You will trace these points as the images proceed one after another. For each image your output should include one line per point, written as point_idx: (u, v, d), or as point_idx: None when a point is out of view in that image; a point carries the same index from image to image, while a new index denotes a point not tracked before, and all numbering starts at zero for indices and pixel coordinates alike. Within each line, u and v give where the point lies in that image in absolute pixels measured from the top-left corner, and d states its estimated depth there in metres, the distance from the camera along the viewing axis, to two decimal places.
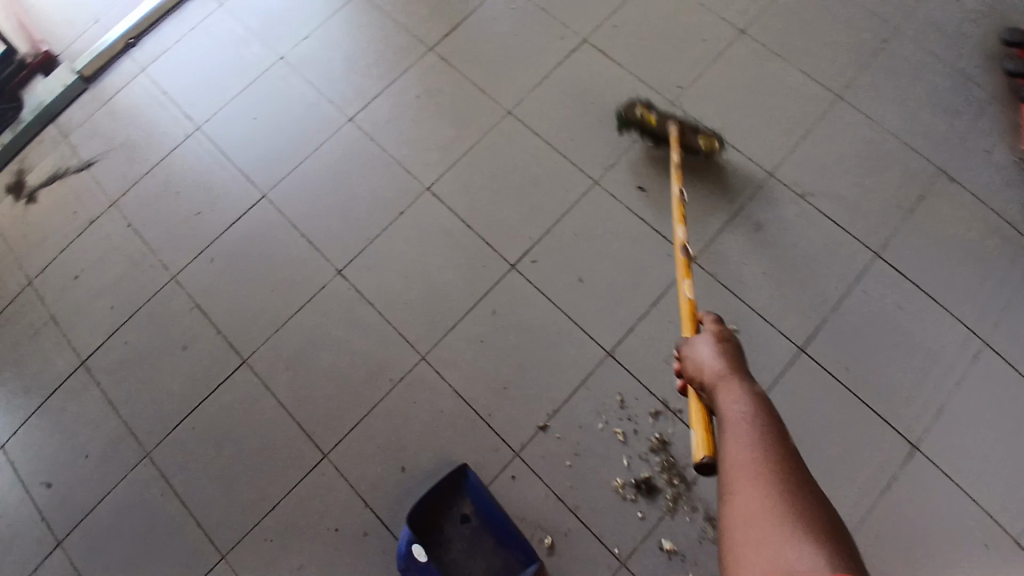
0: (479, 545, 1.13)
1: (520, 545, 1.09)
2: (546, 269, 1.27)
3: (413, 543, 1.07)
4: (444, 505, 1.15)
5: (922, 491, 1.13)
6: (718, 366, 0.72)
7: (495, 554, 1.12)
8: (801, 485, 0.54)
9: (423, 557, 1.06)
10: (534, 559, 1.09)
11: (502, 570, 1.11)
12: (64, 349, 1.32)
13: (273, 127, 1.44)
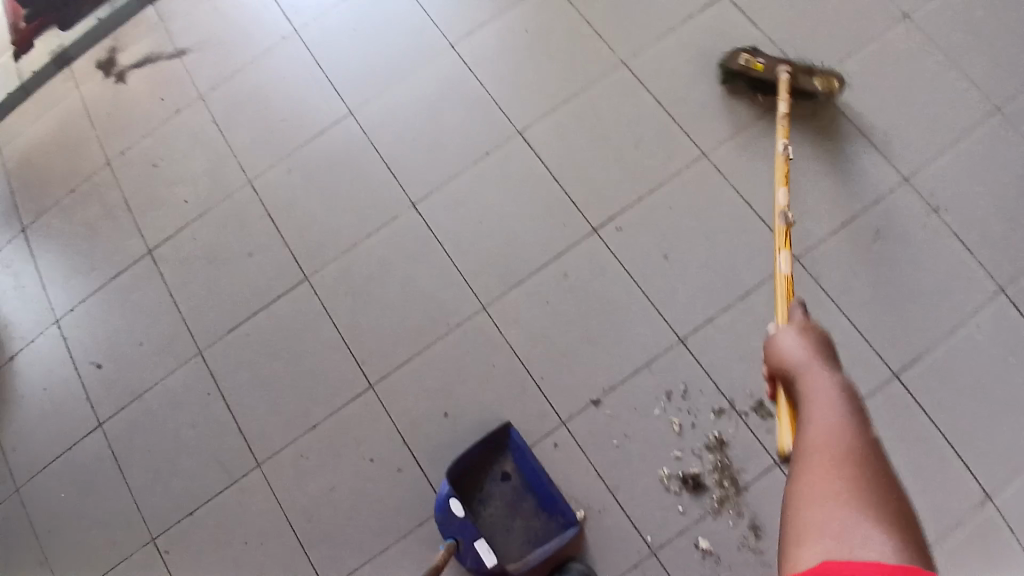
0: (518, 507, 1.10)
1: (561, 506, 1.07)
2: (630, 240, 1.18)
3: (452, 496, 1.04)
4: (487, 460, 1.12)
5: (998, 554, 1.03)
6: (803, 353, 0.61)
7: (534, 517, 1.09)
8: (886, 488, 0.47)
9: (462, 513, 1.04)
10: (574, 522, 1.06)
11: (536, 535, 1.08)
12: (135, 234, 1.33)
13: (372, 42, 1.37)
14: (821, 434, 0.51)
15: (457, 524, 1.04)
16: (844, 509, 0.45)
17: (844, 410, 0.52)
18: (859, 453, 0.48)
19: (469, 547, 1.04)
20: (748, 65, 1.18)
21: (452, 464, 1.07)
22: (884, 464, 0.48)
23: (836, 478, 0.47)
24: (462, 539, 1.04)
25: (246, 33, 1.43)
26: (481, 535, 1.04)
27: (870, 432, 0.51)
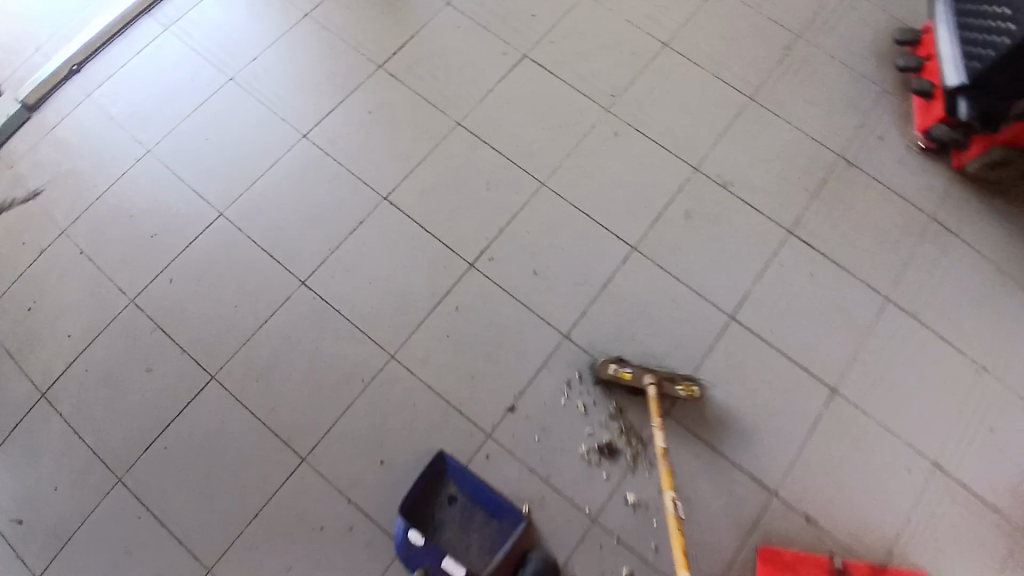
0: (472, 520, 1.20)
1: (507, 507, 1.18)
2: (503, 265, 1.37)
3: (408, 529, 1.12)
4: (432, 490, 1.21)
5: (847, 429, 1.30)
6: None
7: (487, 525, 1.20)
8: None
9: (422, 540, 1.12)
10: (521, 517, 1.17)
11: (494, 539, 1.18)
12: (24, 380, 1.32)
13: (228, 146, 1.48)
14: None
15: (421, 551, 1.12)
16: None
17: None
18: None
19: (438, 568, 1.12)
20: (618, 374, 1.23)
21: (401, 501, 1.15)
22: None
23: None
24: (430, 565, 1.12)
25: (98, 163, 1.48)
26: (445, 553, 1.12)
27: None
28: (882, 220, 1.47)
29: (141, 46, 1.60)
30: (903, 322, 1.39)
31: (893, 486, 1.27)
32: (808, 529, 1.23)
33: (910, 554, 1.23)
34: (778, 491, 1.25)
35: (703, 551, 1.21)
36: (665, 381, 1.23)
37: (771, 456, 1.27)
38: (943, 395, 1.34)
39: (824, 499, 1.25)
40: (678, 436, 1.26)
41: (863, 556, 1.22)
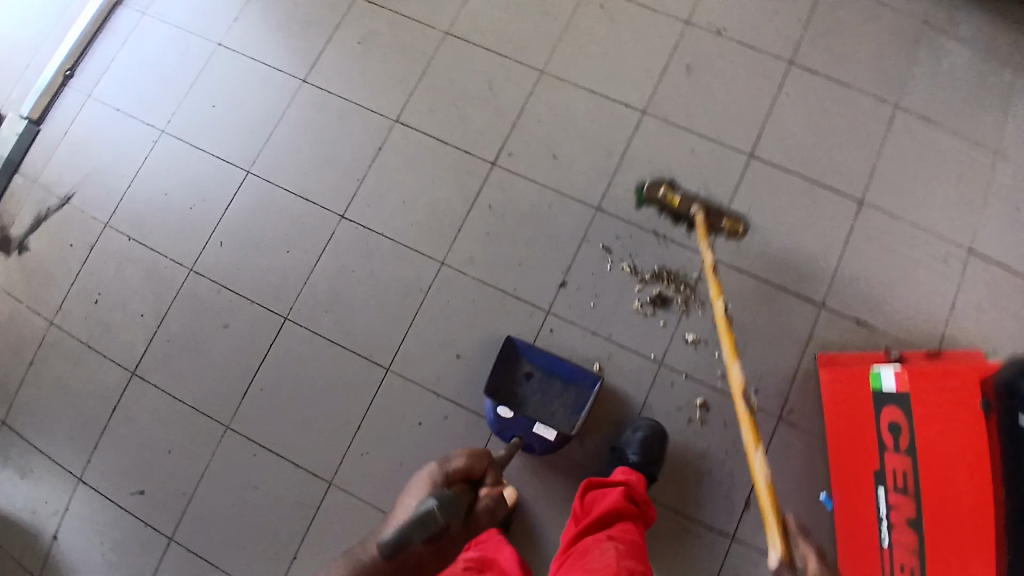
0: (551, 389, 1.30)
1: (581, 372, 1.27)
2: (523, 158, 1.41)
3: (497, 407, 1.21)
4: (510, 371, 1.30)
5: (880, 234, 1.37)
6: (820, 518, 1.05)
7: (566, 391, 1.29)
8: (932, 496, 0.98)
9: (511, 414, 1.21)
10: (596, 378, 1.26)
11: (576, 401, 1.29)
12: (111, 366, 1.40)
13: (235, 109, 1.52)
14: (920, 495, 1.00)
15: (512, 422, 1.22)
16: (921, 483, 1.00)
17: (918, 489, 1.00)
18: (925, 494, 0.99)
19: (531, 434, 1.22)
20: (669, 198, 1.30)
21: (485, 384, 1.24)
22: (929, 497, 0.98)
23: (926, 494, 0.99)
24: (523, 432, 1.22)
25: (119, 155, 1.53)
26: (535, 420, 1.21)
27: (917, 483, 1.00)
28: (879, 30, 1.48)
29: (124, 36, 1.62)
30: (917, 124, 1.42)
31: (933, 276, 1.34)
32: (859, 330, 1.31)
33: (957, 333, 1.31)
34: (826, 303, 1.33)
35: (766, 371, 1.30)
36: (710, 211, 1.28)
37: (813, 274, 1.34)
38: (966, 184, 1.39)
39: (870, 301, 1.33)
40: (722, 274, 1.35)
41: (915, 343, 1.31)
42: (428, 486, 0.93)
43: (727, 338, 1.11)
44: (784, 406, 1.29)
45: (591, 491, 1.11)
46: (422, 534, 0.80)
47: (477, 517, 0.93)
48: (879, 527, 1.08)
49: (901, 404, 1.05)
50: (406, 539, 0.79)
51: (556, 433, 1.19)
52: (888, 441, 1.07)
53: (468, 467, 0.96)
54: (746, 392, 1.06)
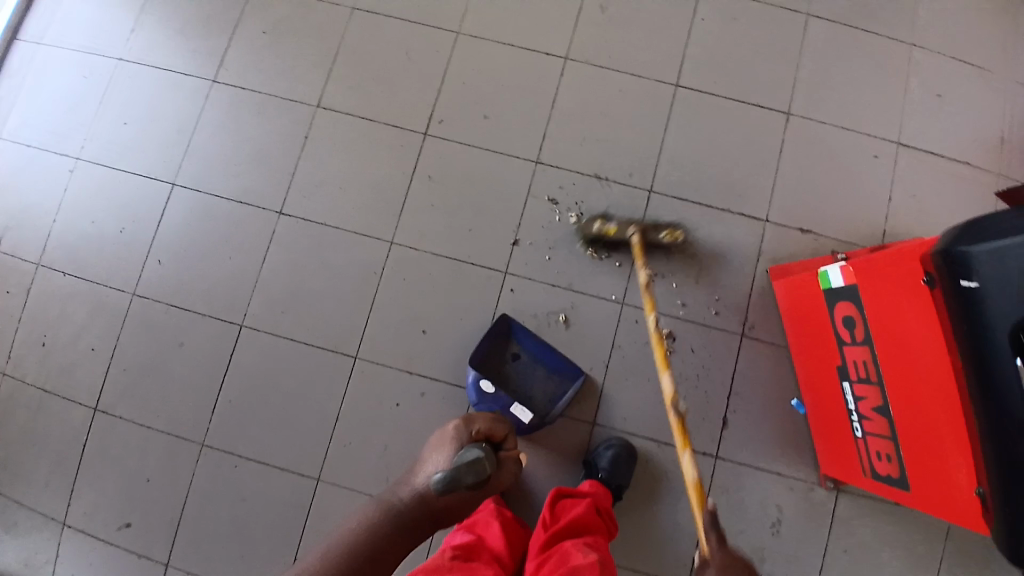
0: (535, 375, 1.30)
1: (567, 364, 1.27)
2: (454, 123, 1.40)
3: (480, 380, 1.23)
4: (499, 350, 1.31)
5: (812, 141, 1.40)
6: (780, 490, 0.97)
7: (549, 378, 1.29)
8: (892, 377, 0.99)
9: (492, 389, 1.23)
10: (580, 373, 1.26)
11: (556, 391, 1.29)
12: (72, 407, 1.36)
13: (150, 122, 1.45)
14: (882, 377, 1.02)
15: (491, 398, 1.23)
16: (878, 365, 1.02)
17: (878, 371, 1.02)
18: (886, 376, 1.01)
19: (508, 413, 1.23)
20: (602, 231, 1.28)
21: (471, 357, 1.25)
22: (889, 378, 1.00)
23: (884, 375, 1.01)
24: (499, 410, 1.23)
25: (38, 190, 1.46)
26: (513, 399, 1.23)
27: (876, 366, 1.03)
28: None
29: (21, 67, 1.54)
30: (831, 27, 1.45)
31: (867, 172, 1.39)
32: (805, 238, 1.35)
33: (896, 223, 1.36)
34: (769, 217, 1.36)
35: (724, 292, 1.33)
36: (648, 231, 1.28)
37: (754, 190, 1.37)
38: (884, 79, 1.43)
39: (812, 207, 1.37)
40: (668, 205, 1.36)
41: (859, 239, 1.35)
42: (450, 442, 1.01)
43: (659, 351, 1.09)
44: (745, 322, 1.32)
45: (561, 500, 1.13)
46: (469, 478, 0.90)
47: (502, 473, 1.02)
48: (851, 420, 1.13)
49: (852, 298, 1.05)
50: (459, 478, 0.90)
51: (531, 416, 1.22)
52: (846, 335, 1.09)
53: (490, 428, 1.04)
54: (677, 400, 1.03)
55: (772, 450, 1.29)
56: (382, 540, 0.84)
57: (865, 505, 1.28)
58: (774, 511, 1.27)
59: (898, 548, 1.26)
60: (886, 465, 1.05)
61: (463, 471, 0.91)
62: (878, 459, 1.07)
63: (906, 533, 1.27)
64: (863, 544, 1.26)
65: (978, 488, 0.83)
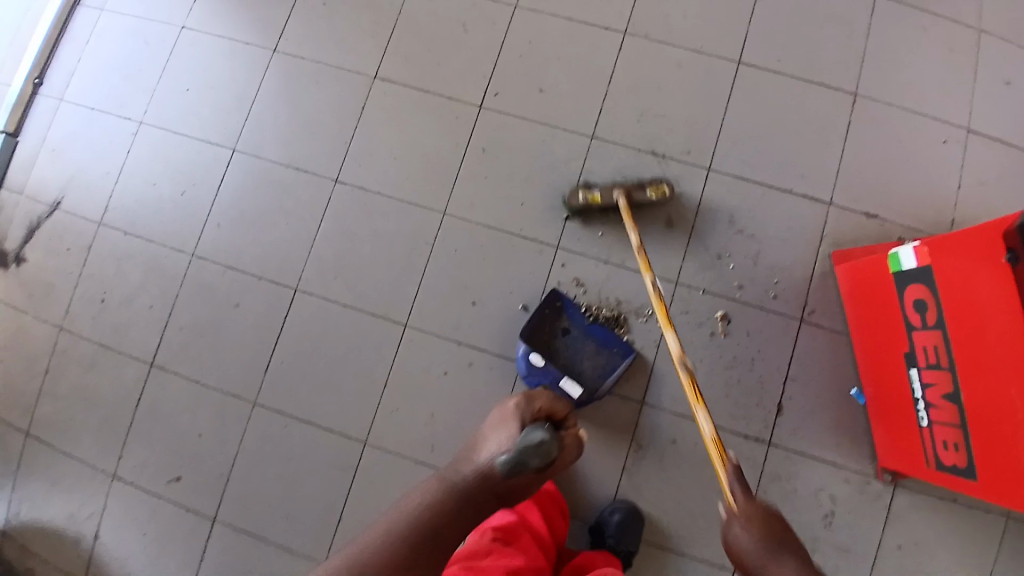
0: (584, 349, 1.28)
1: (618, 340, 1.26)
2: (509, 96, 1.39)
3: (530, 354, 1.21)
4: (548, 325, 1.29)
5: (878, 123, 1.35)
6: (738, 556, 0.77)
7: (598, 354, 1.28)
8: (968, 369, 0.95)
9: (542, 362, 1.21)
10: (632, 350, 1.25)
11: (606, 366, 1.27)
12: (127, 363, 1.39)
13: (210, 89, 1.48)
14: (956, 369, 0.97)
15: (540, 371, 1.22)
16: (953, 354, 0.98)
17: (953, 361, 0.98)
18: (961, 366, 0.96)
19: (556, 387, 1.21)
20: (588, 200, 1.26)
21: (521, 330, 1.24)
22: (965, 369, 0.96)
23: (960, 366, 0.96)
24: (549, 383, 1.22)
25: (101, 152, 1.50)
26: (563, 374, 1.21)
27: (951, 357, 0.98)
28: None
29: (87, 35, 1.58)
30: (901, 7, 1.40)
31: (936, 157, 1.33)
32: (870, 222, 1.31)
33: (965, 210, 1.31)
34: (834, 200, 1.32)
35: (783, 274, 1.29)
36: (633, 190, 1.25)
37: (816, 171, 1.33)
38: (958, 61, 1.37)
39: (876, 191, 1.32)
40: (727, 184, 1.33)
41: (926, 226, 1.30)
42: (513, 407, 0.97)
43: (659, 310, 1.05)
44: (804, 308, 1.28)
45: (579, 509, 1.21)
46: (534, 461, 0.85)
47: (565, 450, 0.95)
48: (915, 407, 1.08)
49: (925, 280, 1.01)
50: (521, 461, 0.84)
51: (581, 392, 1.19)
52: (916, 319, 1.05)
53: (552, 406, 0.98)
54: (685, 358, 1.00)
55: (828, 440, 1.24)
56: (445, 513, 0.77)
57: (924, 500, 1.23)
58: (828, 502, 1.22)
59: (955, 545, 1.22)
60: (952, 454, 1.01)
61: (527, 454, 0.85)
62: (944, 448, 1.02)
63: (965, 532, 1.22)
64: (919, 540, 1.22)
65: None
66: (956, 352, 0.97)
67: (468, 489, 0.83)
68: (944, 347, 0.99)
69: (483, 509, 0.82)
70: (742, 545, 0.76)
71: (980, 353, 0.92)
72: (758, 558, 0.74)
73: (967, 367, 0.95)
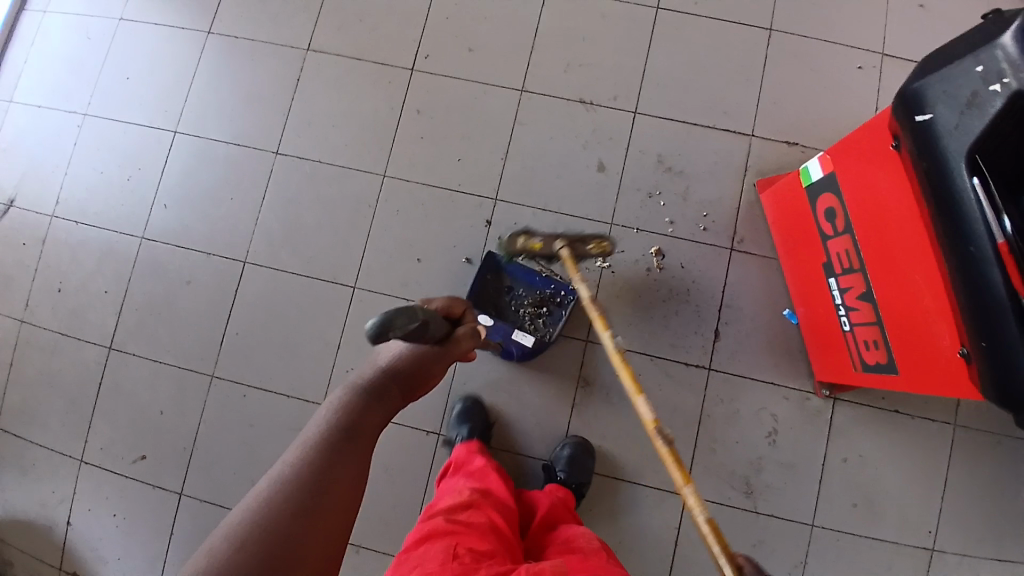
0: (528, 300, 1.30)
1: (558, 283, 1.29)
2: (440, 58, 1.43)
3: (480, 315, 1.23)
4: (492, 285, 1.32)
5: (796, 57, 1.40)
6: None
7: (543, 302, 1.30)
8: (875, 265, 0.99)
9: (490, 321, 1.24)
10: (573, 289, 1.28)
11: (552, 310, 1.30)
12: (87, 347, 1.42)
13: (150, 76, 1.51)
14: (866, 268, 1.01)
15: (491, 329, 1.25)
16: (862, 255, 1.02)
17: (863, 261, 1.02)
18: (870, 265, 1.00)
19: (510, 340, 1.26)
20: (528, 246, 1.14)
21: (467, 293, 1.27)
22: (873, 267, 1.00)
23: (869, 263, 1.00)
24: (502, 338, 1.26)
25: (49, 147, 1.53)
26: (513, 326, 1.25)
27: (861, 258, 1.02)
28: None
29: (31, 35, 1.61)
30: None
31: (854, 84, 1.38)
32: (792, 151, 1.36)
33: None
34: (756, 132, 1.37)
35: (712, 208, 1.34)
36: (576, 244, 1.11)
37: (739, 107, 1.38)
38: None
39: (798, 121, 1.37)
40: (655, 125, 1.37)
41: None
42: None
43: (625, 376, 0.99)
44: (734, 236, 1.33)
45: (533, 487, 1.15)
46: (404, 323, 0.63)
47: (459, 344, 0.74)
48: (838, 315, 1.13)
49: (832, 188, 1.06)
50: (392, 329, 0.62)
51: (534, 338, 1.24)
52: (829, 229, 1.10)
53: (449, 304, 0.80)
54: (659, 426, 0.94)
55: (765, 361, 1.29)
56: (349, 416, 0.59)
57: (866, 412, 1.28)
58: (770, 420, 1.28)
59: (897, 453, 1.26)
60: (874, 352, 1.05)
61: (395, 316, 0.63)
62: (867, 348, 1.07)
63: (907, 438, 1.27)
64: (863, 452, 1.27)
65: (963, 349, 0.81)
66: (865, 251, 1.01)
67: (373, 384, 0.64)
68: (855, 250, 1.04)
69: (389, 403, 0.64)
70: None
71: (882, 248, 0.96)
72: None
73: (874, 264, 0.99)
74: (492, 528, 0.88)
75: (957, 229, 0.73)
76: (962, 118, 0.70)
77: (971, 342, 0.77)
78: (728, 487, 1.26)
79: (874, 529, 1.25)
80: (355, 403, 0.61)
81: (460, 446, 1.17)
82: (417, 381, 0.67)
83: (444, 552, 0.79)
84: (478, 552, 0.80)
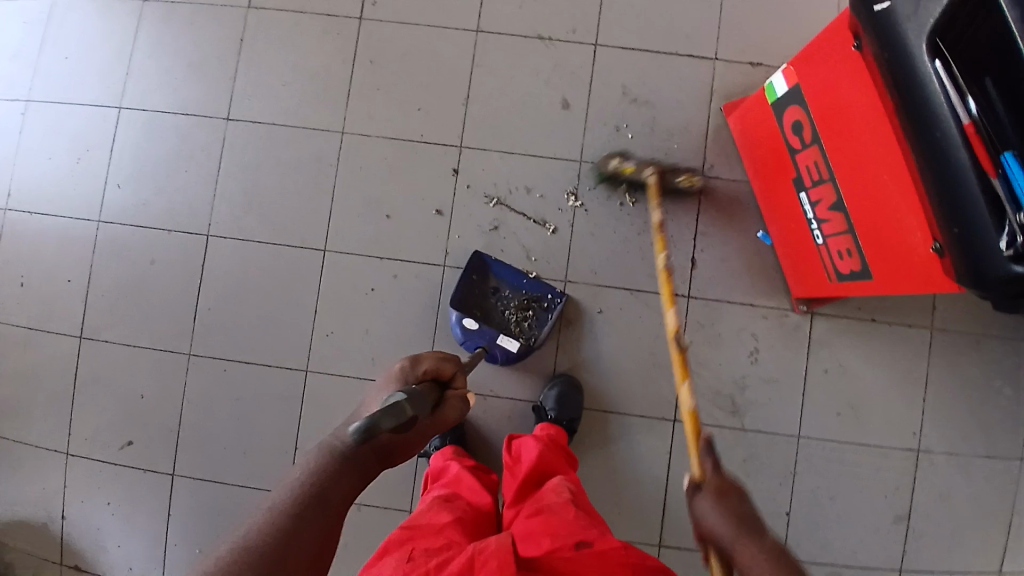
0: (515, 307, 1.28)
1: (545, 290, 1.28)
2: (388, 4, 1.37)
3: (462, 319, 1.23)
4: (479, 289, 1.29)
5: None
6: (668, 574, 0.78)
7: (530, 307, 1.28)
8: (845, 172, 0.99)
9: (476, 325, 1.23)
10: (561, 296, 1.26)
11: (539, 317, 1.28)
12: (58, 338, 1.38)
13: (84, 50, 1.43)
14: (836, 177, 1.01)
15: (476, 334, 1.23)
16: (830, 165, 1.02)
17: (832, 170, 1.01)
18: (839, 173, 1.00)
19: (495, 346, 1.24)
20: (620, 168, 1.25)
21: (451, 298, 1.24)
22: (842, 175, 1.00)
23: (839, 172, 1.00)
24: (488, 343, 1.24)
25: None
26: (499, 332, 1.23)
27: (830, 167, 1.02)
28: None
29: None
30: None
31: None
32: (755, 71, 1.34)
33: None
34: (719, 54, 1.34)
35: (680, 136, 1.33)
36: (667, 173, 1.24)
37: (699, 29, 1.35)
38: None
39: (760, 40, 1.34)
40: (615, 56, 1.34)
41: None
42: (393, 386, 0.75)
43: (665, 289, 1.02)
44: (703, 163, 1.32)
45: (515, 442, 1.12)
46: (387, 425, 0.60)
47: (447, 413, 0.74)
48: (812, 229, 1.14)
49: (796, 101, 1.05)
50: (377, 426, 0.59)
51: (519, 344, 1.22)
52: (796, 143, 1.09)
53: (439, 367, 0.78)
54: (679, 332, 0.94)
55: (742, 283, 1.30)
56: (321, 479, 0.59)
57: (843, 324, 1.30)
58: (751, 340, 1.30)
59: (877, 360, 1.29)
60: (849, 261, 1.06)
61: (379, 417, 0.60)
62: (841, 257, 1.08)
63: (884, 345, 1.29)
64: (843, 362, 1.29)
65: (935, 243, 0.82)
66: (834, 160, 1.00)
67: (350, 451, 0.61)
68: (824, 160, 1.03)
69: (365, 471, 0.62)
70: (714, 529, 0.67)
71: (850, 153, 0.96)
72: (728, 539, 0.65)
73: (843, 172, 0.99)
74: (456, 520, 0.87)
75: (921, 119, 0.74)
76: (919, 4, 0.71)
77: (942, 233, 0.77)
78: (715, 409, 1.29)
79: (858, 434, 1.28)
80: (327, 468, 0.60)
81: (435, 454, 1.14)
82: (397, 449, 0.66)
83: (400, 560, 0.78)
84: (433, 550, 0.79)
